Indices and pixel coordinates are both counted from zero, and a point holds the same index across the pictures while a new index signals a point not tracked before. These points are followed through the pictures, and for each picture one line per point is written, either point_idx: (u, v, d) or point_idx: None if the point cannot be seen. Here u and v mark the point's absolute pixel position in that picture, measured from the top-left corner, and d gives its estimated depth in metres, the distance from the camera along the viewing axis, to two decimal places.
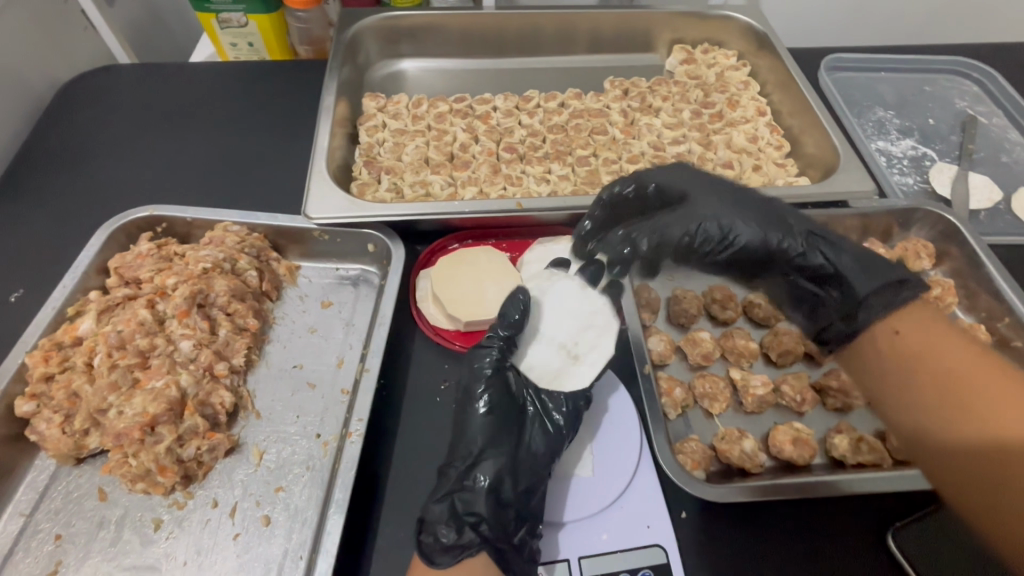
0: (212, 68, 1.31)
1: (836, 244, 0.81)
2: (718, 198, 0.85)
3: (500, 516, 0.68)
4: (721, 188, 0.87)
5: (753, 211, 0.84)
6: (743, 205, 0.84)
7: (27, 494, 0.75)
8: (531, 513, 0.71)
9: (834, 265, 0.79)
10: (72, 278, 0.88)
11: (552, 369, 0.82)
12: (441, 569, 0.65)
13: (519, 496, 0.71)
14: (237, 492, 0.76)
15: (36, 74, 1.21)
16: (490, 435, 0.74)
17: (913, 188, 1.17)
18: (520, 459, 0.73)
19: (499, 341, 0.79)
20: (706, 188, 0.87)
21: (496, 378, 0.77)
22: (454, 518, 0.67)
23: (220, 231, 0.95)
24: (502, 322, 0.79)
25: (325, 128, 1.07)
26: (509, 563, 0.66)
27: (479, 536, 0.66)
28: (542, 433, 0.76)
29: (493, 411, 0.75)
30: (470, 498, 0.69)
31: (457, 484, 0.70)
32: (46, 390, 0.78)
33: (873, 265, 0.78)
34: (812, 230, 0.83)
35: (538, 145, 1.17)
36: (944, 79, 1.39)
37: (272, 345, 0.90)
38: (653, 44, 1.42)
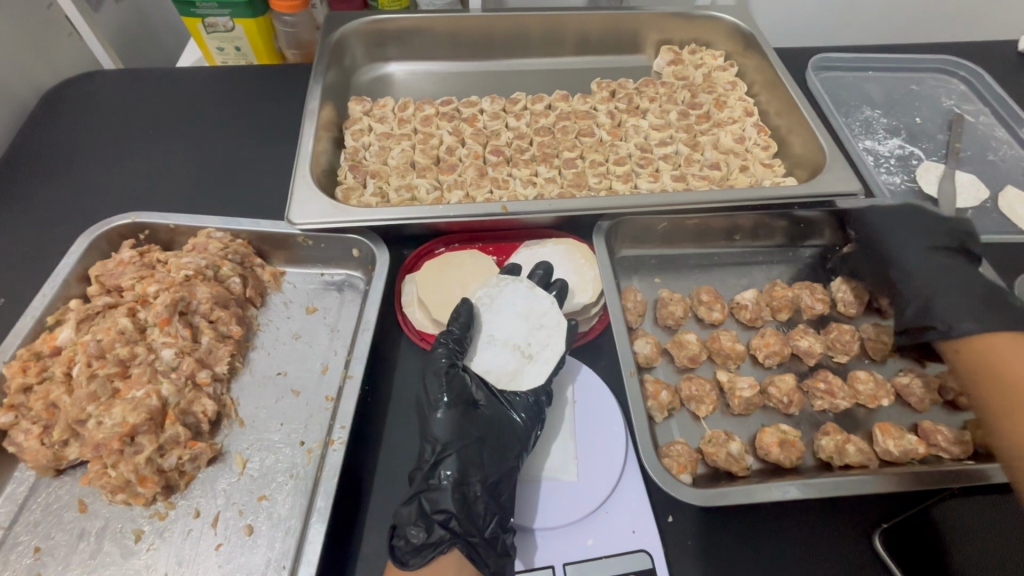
0: (197, 73, 1.30)
1: (962, 291, 0.82)
2: (889, 228, 0.94)
3: (469, 512, 0.69)
4: (911, 223, 0.94)
5: (903, 245, 0.91)
6: (901, 240, 0.92)
7: (6, 507, 0.74)
8: (502, 507, 0.71)
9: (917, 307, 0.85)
10: (53, 286, 0.87)
11: (509, 370, 0.83)
12: (414, 570, 0.66)
13: (487, 488, 0.71)
14: (219, 502, 0.75)
15: (17, 80, 1.19)
16: (453, 430, 0.74)
17: (900, 187, 1.17)
18: (484, 450, 0.74)
19: (446, 340, 0.81)
20: (895, 217, 0.95)
21: (451, 373, 0.78)
22: (423, 517, 0.69)
23: (203, 237, 0.95)
24: (450, 327, 0.83)
25: (310, 132, 1.06)
26: (482, 556, 0.67)
27: (449, 533, 0.68)
28: (505, 425, 0.76)
29: (452, 406, 0.75)
30: (438, 496, 0.70)
31: (424, 483, 0.72)
32: (25, 400, 0.77)
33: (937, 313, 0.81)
34: (946, 275, 0.85)
35: (525, 148, 1.17)
36: (931, 78, 1.39)
37: (255, 352, 0.90)
38: (641, 45, 1.42)
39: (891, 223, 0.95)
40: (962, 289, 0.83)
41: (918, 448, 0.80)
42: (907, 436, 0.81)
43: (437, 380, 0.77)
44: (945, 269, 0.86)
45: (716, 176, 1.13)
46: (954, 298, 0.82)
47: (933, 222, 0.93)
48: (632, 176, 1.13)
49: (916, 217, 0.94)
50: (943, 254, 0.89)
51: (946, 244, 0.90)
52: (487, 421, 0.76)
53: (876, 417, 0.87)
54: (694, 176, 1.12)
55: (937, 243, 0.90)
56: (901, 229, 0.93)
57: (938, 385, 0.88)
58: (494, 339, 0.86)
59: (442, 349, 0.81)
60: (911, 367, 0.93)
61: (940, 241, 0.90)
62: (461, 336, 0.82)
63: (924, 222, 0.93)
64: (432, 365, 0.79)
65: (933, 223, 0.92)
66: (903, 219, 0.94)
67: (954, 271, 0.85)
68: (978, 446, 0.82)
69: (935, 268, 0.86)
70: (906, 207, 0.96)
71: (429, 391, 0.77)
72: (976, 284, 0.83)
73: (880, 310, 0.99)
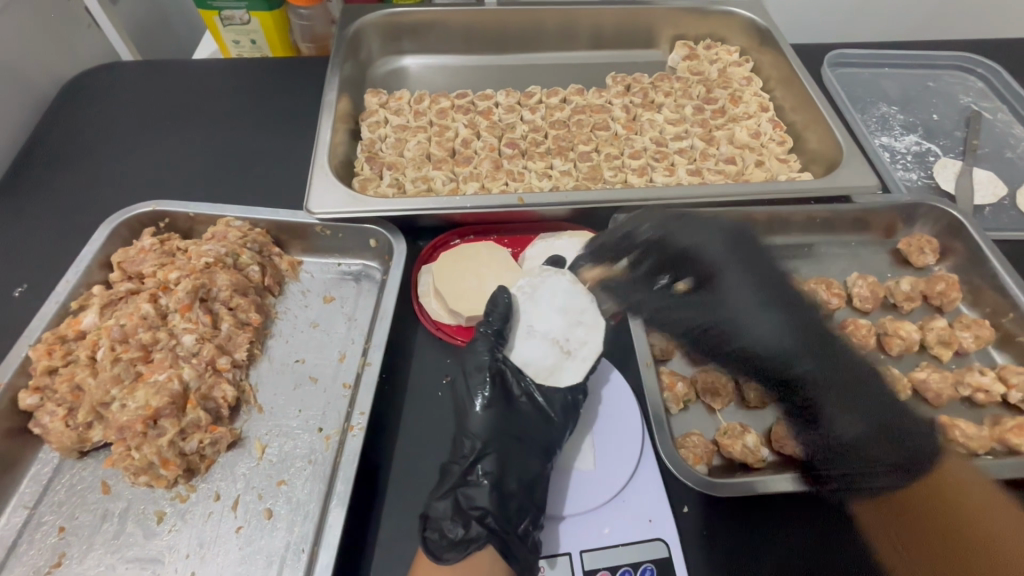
0: (216, 65, 1.31)
1: (861, 397, 0.75)
2: (750, 288, 0.84)
3: (505, 509, 0.69)
4: (768, 284, 0.85)
5: (790, 324, 0.81)
6: (747, 311, 0.82)
7: (31, 487, 0.75)
8: (535, 505, 0.71)
9: (852, 437, 0.73)
10: (76, 272, 0.88)
11: (547, 365, 0.82)
12: (450, 564, 0.66)
13: (523, 487, 0.71)
14: (239, 485, 0.76)
15: (40, 70, 1.21)
16: (490, 429, 0.75)
17: (917, 183, 1.16)
18: (520, 448, 0.74)
19: (484, 335, 0.82)
20: (739, 271, 0.85)
21: (488, 369, 0.78)
22: (459, 512, 0.69)
23: (223, 226, 0.95)
24: (488, 320, 0.83)
25: (327, 123, 1.07)
26: (515, 553, 0.67)
27: (486, 530, 0.67)
28: (541, 424, 0.77)
29: (493, 403, 0.77)
30: (474, 492, 0.70)
31: (460, 479, 0.72)
32: (50, 383, 0.78)
33: (908, 441, 0.71)
34: (844, 372, 0.77)
35: (540, 141, 1.17)
36: (948, 74, 1.38)
37: (274, 340, 0.91)
38: (655, 40, 1.42)
39: (739, 287, 0.84)
40: (869, 377, 0.77)
41: None
42: None
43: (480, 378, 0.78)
44: (828, 352, 0.79)
45: (732, 170, 1.13)
46: (880, 414, 0.74)
47: (774, 281, 0.86)
48: (647, 170, 1.13)
49: (731, 279, 0.85)
50: (806, 323, 0.82)
51: (803, 308, 0.84)
52: (524, 419, 0.77)
53: None
54: (709, 170, 1.12)
55: (801, 308, 0.84)
56: (750, 299, 0.83)
57: (954, 381, 0.88)
58: (532, 330, 0.85)
59: (481, 342, 0.81)
60: (926, 363, 0.93)
61: (797, 307, 0.84)
62: (499, 330, 0.83)
63: (773, 279, 0.86)
64: (472, 360, 0.80)
65: (779, 284, 0.86)
66: (750, 279, 0.85)
67: (844, 364, 0.78)
68: (996, 443, 0.82)
69: (798, 358, 0.79)
70: (740, 243, 0.87)
71: (470, 388, 0.78)
72: (862, 368, 0.78)
73: (896, 306, 1.00)
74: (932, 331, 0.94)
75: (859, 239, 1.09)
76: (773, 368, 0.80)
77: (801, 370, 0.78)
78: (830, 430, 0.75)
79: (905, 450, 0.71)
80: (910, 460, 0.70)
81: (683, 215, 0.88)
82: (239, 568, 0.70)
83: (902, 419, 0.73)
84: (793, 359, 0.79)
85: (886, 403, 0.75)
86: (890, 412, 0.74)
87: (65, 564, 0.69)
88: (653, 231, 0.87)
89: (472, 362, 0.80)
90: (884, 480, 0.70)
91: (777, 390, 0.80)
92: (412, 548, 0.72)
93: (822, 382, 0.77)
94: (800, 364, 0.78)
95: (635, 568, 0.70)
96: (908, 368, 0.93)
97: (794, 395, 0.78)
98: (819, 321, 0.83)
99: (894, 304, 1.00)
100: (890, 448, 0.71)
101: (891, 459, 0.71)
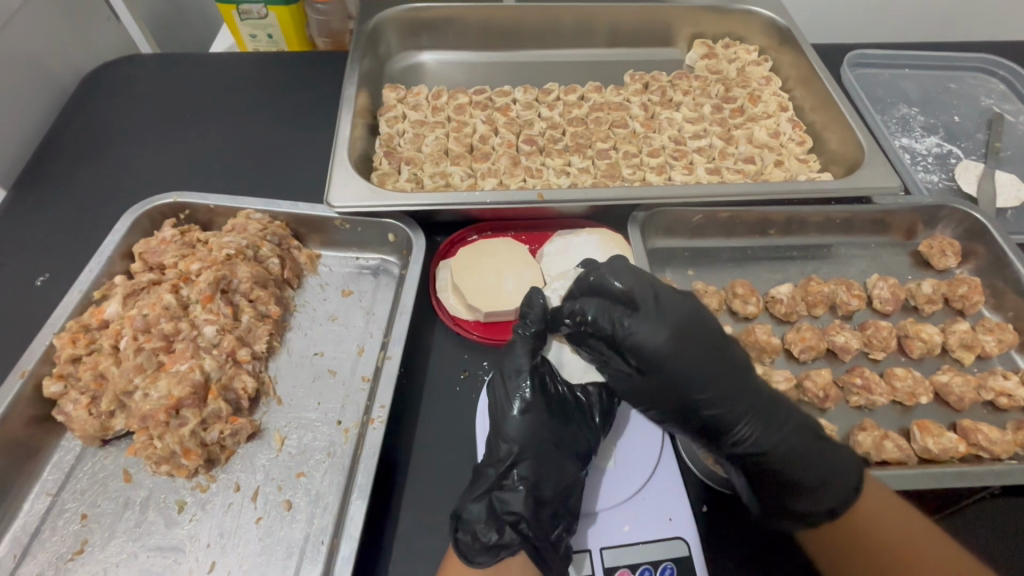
0: (234, 58, 1.32)
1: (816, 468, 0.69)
2: (701, 367, 0.71)
3: (539, 516, 0.68)
4: (707, 357, 0.71)
5: (736, 401, 0.71)
6: (676, 364, 0.71)
7: (54, 474, 0.76)
8: (569, 512, 0.70)
9: (804, 502, 0.69)
10: (99, 262, 0.88)
11: (582, 368, 0.85)
12: (481, 567, 0.67)
13: (559, 494, 0.70)
14: (259, 477, 0.76)
15: (62, 62, 1.22)
16: (528, 434, 0.73)
17: (938, 185, 1.15)
18: (558, 456, 0.73)
19: (523, 336, 0.81)
20: (692, 351, 0.71)
21: (528, 373, 0.76)
22: (493, 517, 0.68)
23: (243, 218, 0.96)
24: (527, 321, 0.82)
25: (346, 118, 1.07)
26: (548, 560, 0.67)
27: (519, 536, 0.67)
28: (579, 432, 0.75)
29: (535, 410, 0.75)
30: (510, 497, 0.69)
31: (495, 482, 0.71)
32: (74, 370, 0.79)
33: (822, 492, 0.68)
34: (784, 430, 0.70)
35: (558, 138, 1.17)
36: (970, 76, 1.37)
37: (293, 333, 0.91)
38: (673, 39, 1.41)
39: (677, 353, 0.70)
40: (798, 444, 0.70)
41: (958, 447, 0.79)
42: (947, 434, 0.80)
43: (527, 386, 0.76)
44: (762, 413, 0.71)
45: (751, 170, 1.12)
46: (799, 455, 0.70)
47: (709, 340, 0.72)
48: (665, 169, 1.12)
49: (665, 337, 0.71)
50: (748, 387, 0.72)
51: (738, 374, 0.72)
52: (564, 426, 0.75)
53: (913, 415, 0.87)
54: (728, 169, 1.12)
55: (740, 379, 0.72)
56: (687, 355, 0.70)
57: (976, 385, 0.87)
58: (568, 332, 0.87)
59: (520, 344, 0.80)
60: (948, 366, 0.92)
61: (727, 360, 0.72)
62: (539, 332, 0.82)
63: (714, 356, 0.71)
64: (512, 362, 0.78)
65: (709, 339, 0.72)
66: (686, 333, 0.71)
67: (789, 425, 0.71)
68: (1019, 447, 0.81)
69: (762, 426, 0.70)
70: (692, 322, 0.72)
71: (512, 394, 0.76)
72: (799, 420, 0.72)
73: (917, 308, 0.99)
74: (955, 334, 0.93)
75: (879, 241, 1.08)
76: (715, 431, 0.72)
77: (737, 437, 0.71)
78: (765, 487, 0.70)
79: (820, 487, 0.68)
80: (840, 500, 0.68)
81: (649, 291, 0.73)
82: (259, 558, 0.70)
83: (824, 469, 0.69)
84: (700, 403, 0.71)
85: (806, 452, 0.70)
86: (796, 477, 0.69)
87: (86, 551, 0.70)
88: (605, 316, 0.73)
89: (512, 368, 0.77)
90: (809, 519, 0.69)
91: (712, 443, 0.73)
92: (430, 542, 0.72)
93: (763, 445, 0.70)
94: (736, 431, 0.71)
95: (655, 567, 0.69)
96: (929, 371, 0.92)
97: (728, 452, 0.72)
98: (751, 384, 0.72)
99: (915, 307, 0.99)
100: (811, 497, 0.69)
101: (808, 503, 0.69)
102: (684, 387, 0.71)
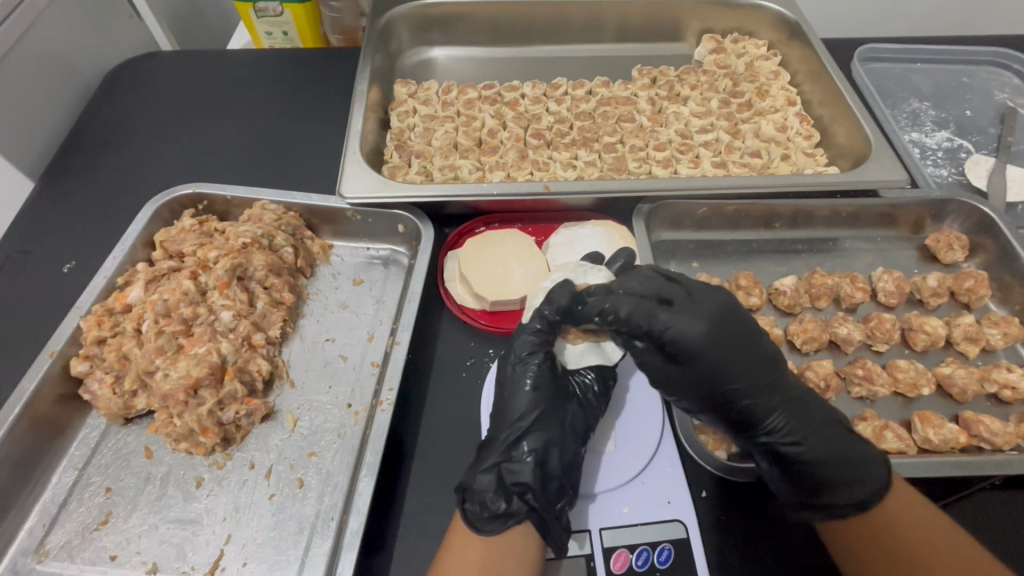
0: (250, 55, 1.35)
1: (840, 454, 0.70)
2: (737, 358, 0.71)
3: (545, 487, 0.70)
4: (738, 347, 0.71)
5: (769, 393, 0.71)
6: (737, 360, 0.71)
7: (80, 449, 0.80)
8: (571, 487, 0.72)
9: (847, 500, 0.68)
10: (122, 250, 0.92)
11: (577, 353, 0.83)
12: (488, 536, 0.67)
13: (564, 468, 0.72)
14: (272, 456, 0.79)
15: (88, 59, 1.27)
16: (536, 406, 0.76)
17: (947, 179, 1.15)
18: (563, 430, 0.75)
19: (541, 323, 0.79)
20: (729, 344, 0.71)
21: (541, 356, 0.79)
22: (500, 487, 0.70)
23: (258, 209, 0.99)
24: (550, 305, 0.79)
25: (358, 112, 1.10)
26: (552, 530, 0.68)
27: (526, 505, 0.69)
28: (583, 411, 0.78)
29: (543, 387, 0.77)
30: (517, 468, 0.72)
31: (504, 455, 0.73)
32: (99, 352, 0.83)
33: (854, 480, 0.68)
34: (815, 421, 0.72)
35: (566, 132, 1.19)
36: (983, 70, 1.36)
37: (305, 319, 0.94)
38: (682, 34, 1.42)
39: (721, 349, 0.71)
40: (839, 441, 0.71)
41: (959, 437, 0.80)
42: (947, 425, 0.81)
43: (535, 371, 0.78)
44: (798, 408, 0.72)
45: (757, 164, 1.13)
46: (839, 453, 0.70)
47: (745, 336, 0.72)
48: (672, 162, 1.14)
49: (735, 331, 0.71)
50: (767, 384, 0.71)
51: (765, 362, 0.72)
52: (568, 403, 0.78)
53: (915, 407, 0.87)
54: (734, 163, 1.13)
55: (759, 382, 0.71)
56: (728, 354, 0.71)
57: (980, 377, 0.88)
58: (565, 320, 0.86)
59: (536, 330, 0.80)
60: (952, 359, 0.92)
61: (757, 354, 0.72)
62: (557, 323, 0.80)
63: (745, 343, 0.72)
64: (522, 344, 0.80)
65: (744, 328, 0.73)
66: (736, 331, 0.72)
67: (822, 419, 0.72)
68: (1021, 439, 0.81)
69: (800, 417, 0.71)
70: (730, 307, 0.73)
71: (522, 372, 0.78)
72: (836, 420, 0.73)
73: (922, 301, 0.99)
74: (959, 327, 0.93)
75: (885, 234, 1.09)
76: (744, 418, 0.72)
77: (767, 424, 0.71)
78: (800, 474, 0.71)
79: (857, 477, 0.68)
80: (869, 494, 0.67)
81: (679, 300, 0.73)
82: (272, 532, 0.73)
83: (858, 465, 0.69)
84: (728, 389, 0.71)
85: (839, 441, 0.71)
86: (835, 467, 0.69)
87: (111, 522, 0.74)
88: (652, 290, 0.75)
89: (530, 358, 0.79)
90: (845, 505, 0.68)
91: (740, 434, 0.74)
92: (437, 521, 0.74)
93: (791, 436, 0.71)
94: (766, 418, 0.71)
95: (653, 547, 0.71)
96: (933, 364, 0.93)
97: (778, 455, 0.72)
98: (781, 379, 0.72)
99: (920, 300, 1.00)
100: (849, 482, 0.68)
101: (854, 494, 0.68)
102: (726, 375, 0.71)
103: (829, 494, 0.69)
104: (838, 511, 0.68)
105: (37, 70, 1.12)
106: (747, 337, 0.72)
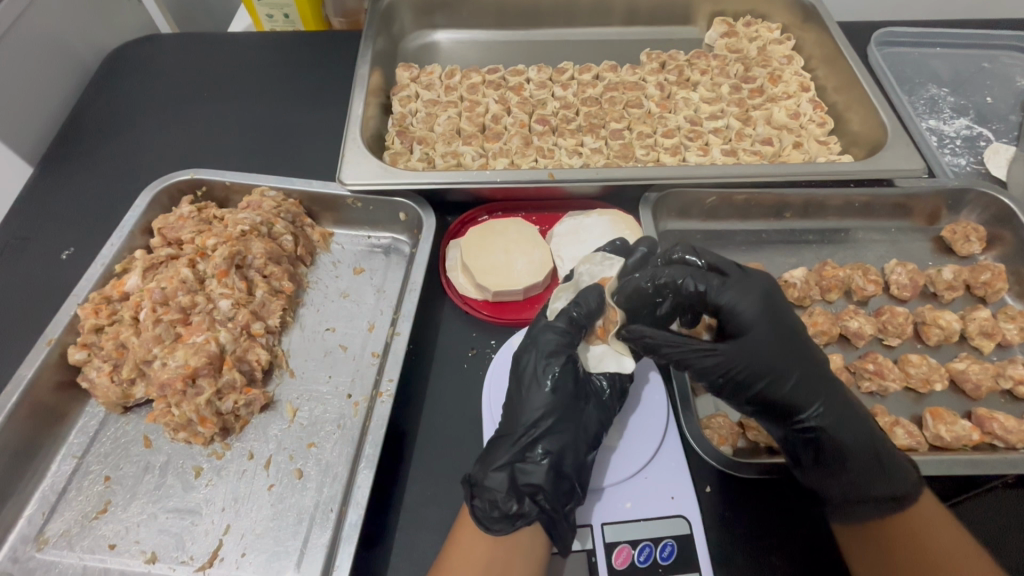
0: (249, 39, 1.32)
1: (872, 441, 0.71)
2: (780, 339, 0.73)
3: (557, 488, 0.68)
4: (780, 337, 0.73)
5: (808, 378, 0.73)
6: (778, 340, 0.73)
7: (80, 438, 0.79)
8: (582, 488, 0.70)
9: (881, 488, 0.69)
10: (119, 237, 0.91)
11: (597, 353, 0.81)
12: (497, 535, 0.66)
13: (575, 468, 0.70)
14: (271, 446, 0.79)
15: (86, 40, 1.25)
16: (552, 409, 0.73)
17: (965, 168, 1.12)
18: (577, 434, 0.73)
19: (567, 323, 0.77)
20: (770, 333, 0.73)
21: (563, 358, 0.76)
22: (512, 487, 0.68)
23: (258, 195, 0.97)
24: (577, 310, 0.78)
25: (358, 97, 1.07)
26: (559, 530, 0.67)
27: (538, 507, 0.67)
28: (596, 412, 0.75)
29: (564, 390, 0.75)
30: (532, 469, 0.69)
31: (519, 454, 0.71)
32: (97, 340, 0.82)
33: (888, 469, 0.69)
34: (848, 410, 0.73)
35: (571, 118, 1.16)
36: (1007, 55, 1.31)
37: (304, 308, 0.93)
38: (693, 17, 1.38)
39: (765, 329, 0.73)
40: (869, 431, 0.72)
41: (971, 434, 0.78)
42: (960, 422, 0.79)
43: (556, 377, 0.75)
44: (833, 394, 0.73)
45: (768, 152, 1.10)
46: (868, 440, 0.71)
47: (785, 319, 0.75)
48: (680, 149, 1.11)
49: (775, 312, 0.75)
50: (805, 369, 0.73)
51: (800, 346, 0.75)
52: (585, 405, 0.75)
53: (926, 402, 0.85)
54: (745, 151, 1.10)
55: (797, 364, 0.73)
56: (772, 336, 0.73)
57: (994, 372, 0.86)
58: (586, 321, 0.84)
59: (560, 333, 0.77)
60: (966, 354, 0.90)
61: (794, 338, 0.74)
62: (582, 325, 0.78)
63: (786, 333, 0.74)
64: (545, 345, 0.77)
65: (786, 314, 0.76)
66: (777, 311, 0.75)
67: (853, 409, 0.73)
68: None
69: (834, 404, 0.73)
70: (770, 297, 0.75)
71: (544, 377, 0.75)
72: (866, 414, 0.74)
73: (937, 295, 0.97)
74: (974, 321, 0.90)
75: (899, 225, 1.06)
76: (785, 405, 0.73)
77: (806, 411, 0.72)
78: (838, 465, 0.71)
79: (886, 470, 0.69)
80: (901, 488, 0.68)
81: (730, 278, 0.76)
82: (272, 522, 0.72)
83: (889, 454, 0.70)
84: (774, 370, 0.72)
85: (869, 430, 0.72)
86: (868, 457, 0.70)
87: (110, 510, 0.73)
88: (696, 283, 0.76)
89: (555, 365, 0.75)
90: (874, 504, 0.69)
91: (779, 423, 0.74)
92: (437, 512, 0.73)
93: (829, 424, 0.72)
94: (806, 405, 0.72)
95: (656, 543, 0.70)
96: (945, 358, 0.90)
97: (814, 445, 0.72)
98: (815, 367, 0.74)
99: (934, 293, 0.97)
100: (880, 475, 0.69)
101: (887, 484, 0.69)
102: (772, 355, 0.73)
103: (865, 483, 0.70)
104: (869, 506, 0.69)
105: (34, 53, 1.11)
106: (782, 318, 0.75)
